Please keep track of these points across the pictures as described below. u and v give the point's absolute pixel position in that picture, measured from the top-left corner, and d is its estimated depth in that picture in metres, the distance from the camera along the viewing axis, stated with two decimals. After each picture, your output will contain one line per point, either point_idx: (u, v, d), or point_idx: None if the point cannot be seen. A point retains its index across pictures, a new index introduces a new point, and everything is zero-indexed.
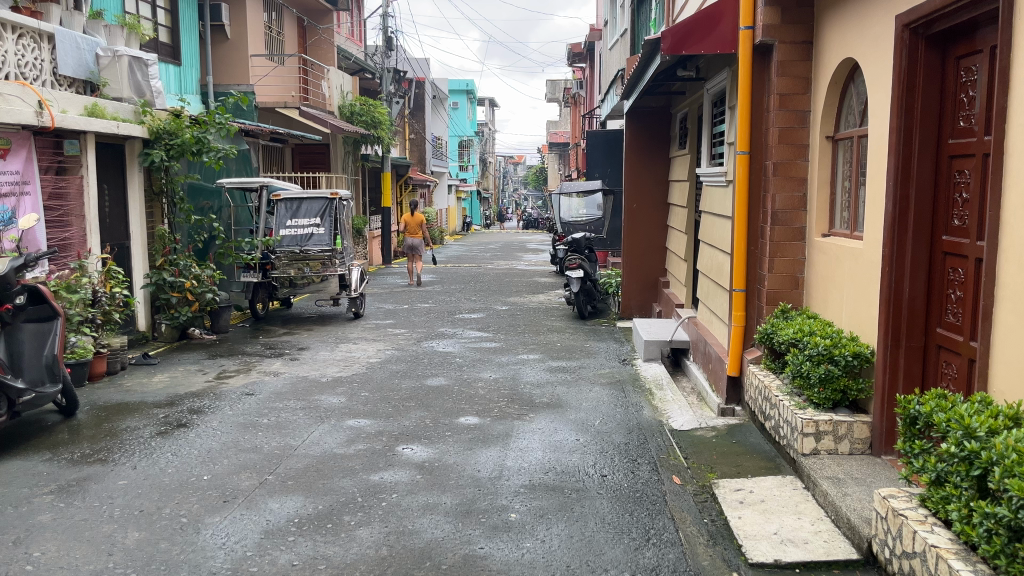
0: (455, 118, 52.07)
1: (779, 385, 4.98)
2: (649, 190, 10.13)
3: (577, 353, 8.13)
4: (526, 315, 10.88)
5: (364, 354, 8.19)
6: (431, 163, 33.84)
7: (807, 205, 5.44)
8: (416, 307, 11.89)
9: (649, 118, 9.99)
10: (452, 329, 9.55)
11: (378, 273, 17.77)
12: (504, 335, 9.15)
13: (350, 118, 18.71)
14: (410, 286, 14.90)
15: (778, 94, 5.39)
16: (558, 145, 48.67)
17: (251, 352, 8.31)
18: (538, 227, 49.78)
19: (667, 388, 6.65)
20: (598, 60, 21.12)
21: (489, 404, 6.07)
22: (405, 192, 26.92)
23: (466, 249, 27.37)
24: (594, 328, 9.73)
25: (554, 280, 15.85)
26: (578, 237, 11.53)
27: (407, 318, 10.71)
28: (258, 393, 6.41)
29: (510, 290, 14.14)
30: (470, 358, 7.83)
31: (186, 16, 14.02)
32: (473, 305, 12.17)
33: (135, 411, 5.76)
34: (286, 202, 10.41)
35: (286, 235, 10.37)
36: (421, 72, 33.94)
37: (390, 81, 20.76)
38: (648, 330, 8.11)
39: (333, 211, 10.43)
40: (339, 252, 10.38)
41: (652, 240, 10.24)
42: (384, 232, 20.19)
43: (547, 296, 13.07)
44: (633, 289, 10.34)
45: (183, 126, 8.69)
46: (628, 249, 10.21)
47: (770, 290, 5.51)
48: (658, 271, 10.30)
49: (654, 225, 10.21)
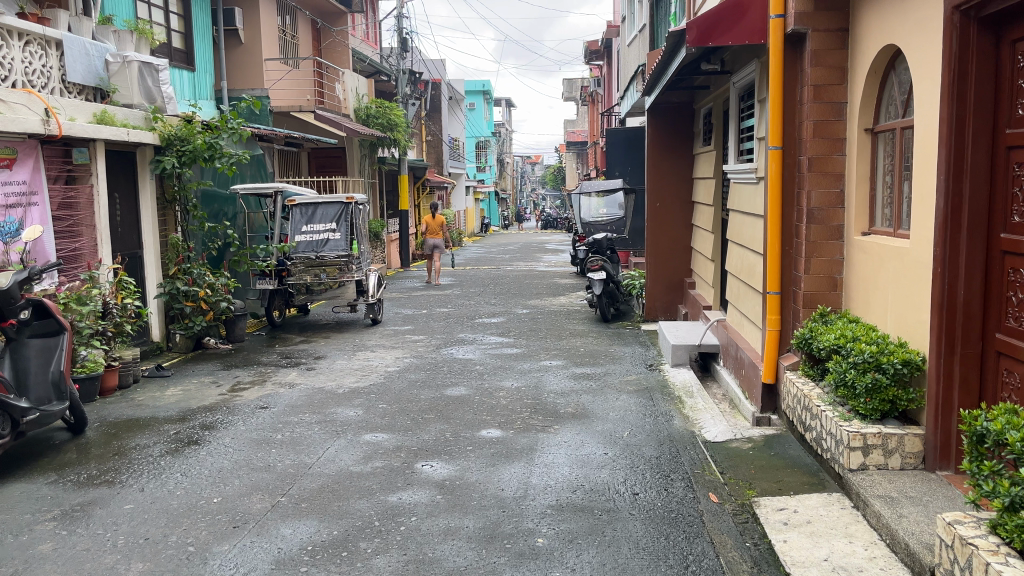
0: (472, 119, 51.87)
1: (821, 394, 4.67)
2: (673, 187, 9.84)
3: (602, 358, 7.86)
4: (547, 319, 10.62)
5: (382, 362, 7.96)
6: (448, 165, 33.65)
7: (845, 202, 5.13)
8: (435, 311, 11.66)
9: (672, 114, 9.70)
10: (472, 335, 9.31)
11: (397, 277, 17.59)
12: (526, 341, 8.90)
13: (366, 120, 18.55)
14: (429, 290, 14.69)
15: (812, 86, 5.08)
16: (576, 144, 48.33)
17: (267, 362, 8.12)
18: (558, 227, 49.46)
19: (698, 395, 6.36)
20: (616, 56, 20.79)
21: (511, 415, 5.82)
22: (422, 195, 26.77)
23: (484, 251, 27.15)
24: (617, 332, 9.45)
25: (575, 281, 15.57)
26: (600, 237, 11.25)
27: (426, 323, 10.48)
28: (272, 406, 6.20)
29: (531, 292, 13.87)
30: (491, 366, 7.58)
31: (200, 20, 14.00)
32: (493, 309, 11.93)
33: (145, 428, 5.57)
34: (301, 207, 10.20)
35: (301, 241, 10.12)
36: (437, 74, 33.76)
37: (406, 83, 20.58)
38: (675, 334, 7.82)
39: (349, 215, 10.21)
40: (356, 257, 10.15)
41: (677, 239, 9.94)
42: (402, 235, 20.01)
43: (568, 298, 12.81)
44: (658, 291, 10.03)
45: (195, 132, 8.52)
46: (652, 249, 9.92)
47: (807, 293, 5.21)
48: (683, 271, 9.99)
49: (679, 224, 9.90)
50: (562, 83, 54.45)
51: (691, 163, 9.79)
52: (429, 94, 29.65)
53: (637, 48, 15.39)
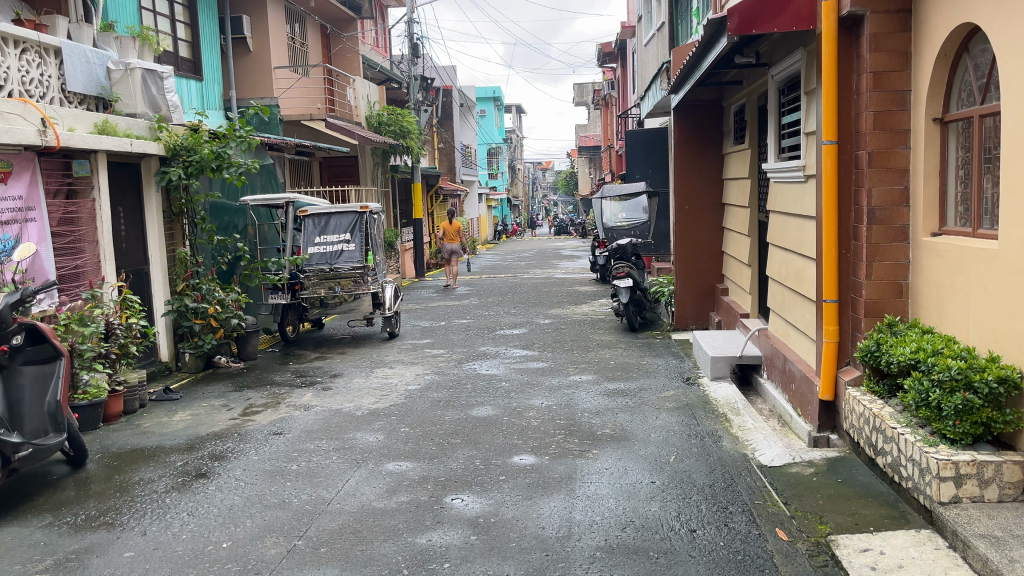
0: (483, 126, 51.53)
1: (894, 413, 4.20)
2: (701, 189, 9.37)
3: (635, 372, 7.40)
4: (571, 329, 10.16)
5: (402, 380, 7.51)
6: (461, 172, 33.27)
7: (910, 200, 4.66)
8: (453, 323, 11.22)
9: (700, 113, 9.28)
10: (494, 349, 8.87)
11: (412, 287, 17.19)
12: (552, 353, 8.45)
13: (378, 128, 18.18)
14: (446, 300, 14.27)
15: (871, 73, 4.62)
16: (589, 149, 47.88)
17: (280, 382, 7.70)
18: (572, 232, 49.01)
19: (745, 412, 5.88)
20: (632, 58, 20.32)
21: (545, 439, 5.36)
22: (436, 203, 26.41)
23: (500, 258, 26.73)
24: (647, 342, 8.98)
25: (596, 288, 15.10)
26: (624, 243, 10.78)
27: (446, 336, 10.05)
28: (286, 432, 5.77)
29: (551, 301, 13.41)
30: (517, 382, 7.13)
31: (207, 28, 13.69)
32: (514, 319, 11.49)
33: (150, 460, 5.16)
34: (313, 218, 9.79)
35: (314, 253, 9.72)
36: (448, 80, 33.41)
37: (418, 90, 20.23)
38: (712, 344, 7.36)
39: (364, 225, 9.82)
40: (372, 268, 9.74)
41: (707, 244, 9.46)
42: (416, 244, 19.63)
43: (590, 307, 12.35)
44: (689, 298, 9.54)
45: (201, 142, 8.15)
46: (680, 254, 9.47)
47: (869, 300, 4.73)
48: (715, 277, 9.50)
49: (709, 227, 9.44)
50: (573, 87, 54.08)
51: (721, 163, 9.34)
52: (441, 100, 29.30)
53: (656, 47, 14.92)
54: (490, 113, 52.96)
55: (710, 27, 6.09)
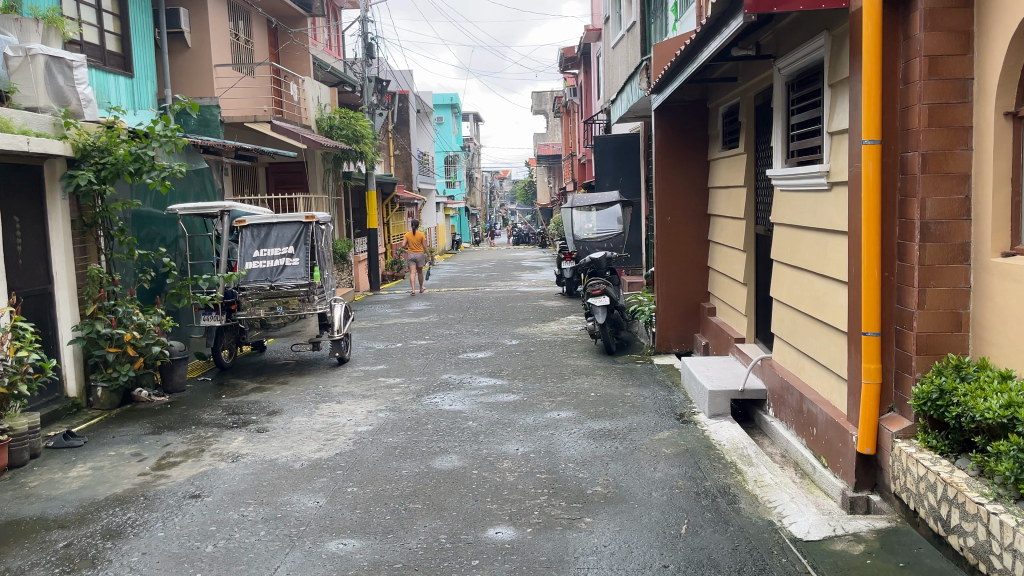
0: (440, 134, 50.56)
1: (971, 481, 3.34)
2: (683, 199, 8.54)
3: (620, 407, 6.48)
4: (542, 352, 9.21)
5: (351, 419, 6.46)
6: (418, 180, 32.20)
7: (973, 211, 3.80)
8: (411, 345, 10.18)
9: (685, 114, 8.47)
10: (458, 377, 7.86)
11: (366, 302, 16.10)
12: (522, 383, 7.49)
13: (329, 132, 16.97)
14: (402, 319, 13.22)
15: (925, 57, 3.76)
16: (547, 158, 47.19)
17: (209, 421, 6.61)
18: (531, 242, 48.21)
19: (757, 460, 4.99)
20: (597, 62, 19.54)
21: (524, 502, 4.39)
22: (392, 212, 25.31)
23: (459, 270, 25.69)
24: (627, 368, 8.07)
25: (563, 303, 14.21)
26: (598, 257, 9.87)
27: (402, 361, 9.02)
28: (207, 494, 4.71)
29: (517, 318, 12.45)
30: (486, 421, 6.14)
31: (138, 21, 12.52)
32: (478, 340, 10.50)
33: (24, 540, 4.06)
34: (252, 228, 8.70)
35: (252, 269, 8.63)
36: (405, 85, 32.36)
37: (374, 93, 19.17)
38: (706, 375, 6.47)
39: (309, 236, 8.75)
40: (318, 286, 8.71)
41: (690, 258, 8.61)
42: (370, 255, 18.54)
43: (559, 325, 11.42)
44: (672, 317, 8.65)
45: (117, 141, 7.05)
46: (661, 270, 8.58)
47: (921, 335, 3.86)
48: (699, 294, 8.65)
49: (692, 239, 8.60)
50: (532, 96, 53.45)
51: (706, 169, 8.53)
52: (398, 106, 28.24)
53: (625, 49, 14.11)
54: (448, 120, 52.06)
55: (715, 9, 5.24)
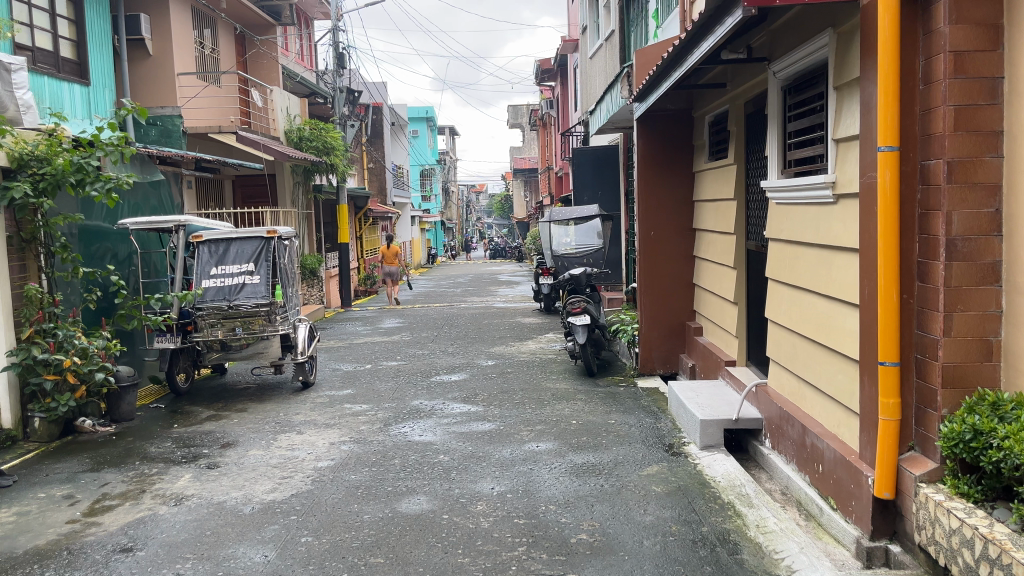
0: (415, 147, 50.09)
1: (1017, 539, 2.89)
2: (667, 213, 8.12)
3: (604, 437, 6.00)
4: (519, 374, 8.71)
5: (312, 452, 5.92)
6: (393, 193, 31.65)
7: (1004, 227, 3.38)
8: (380, 367, 9.64)
9: (669, 123, 8.07)
10: (430, 404, 7.33)
11: (336, 320, 15.51)
12: (498, 409, 6.98)
13: (299, 144, 16.44)
14: (373, 337, 12.66)
15: (950, 53, 3.34)
16: (524, 171, 46.84)
17: (155, 456, 6.02)
18: (507, 256, 47.75)
19: (758, 501, 4.53)
20: (575, 73, 19.16)
21: (501, 555, 3.88)
22: (365, 225, 24.73)
23: (433, 284, 25.13)
24: (610, 392, 7.59)
25: (540, 320, 13.73)
26: (578, 273, 9.38)
27: (370, 385, 8.48)
28: (140, 547, 4.15)
29: (493, 336, 11.94)
30: (458, 455, 5.62)
31: (96, 26, 11.92)
32: (452, 360, 9.98)
33: None
34: (209, 244, 8.15)
35: (209, 288, 8.03)
36: (379, 97, 31.86)
37: (345, 104, 18.63)
38: (696, 402, 6.01)
39: (271, 252, 8.17)
40: (280, 305, 8.10)
41: (675, 275, 8.18)
42: (341, 270, 17.97)
43: (537, 344, 10.93)
44: (657, 337, 8.19)
45: (58, 151, 6.52)
46: (645, 288, 8.14)
47: (948, 366, 3.43)
48: (684, 313, 8.21)
49: (677, 255, 8.16)
50: (508, 109, 53.18)
51: (691, 182, 8.13)
52: (372, 118, 27.71)
53: (604, 59, 13.73)
54: (423, 133, 51.61)
55: (706, 7, 4.83)
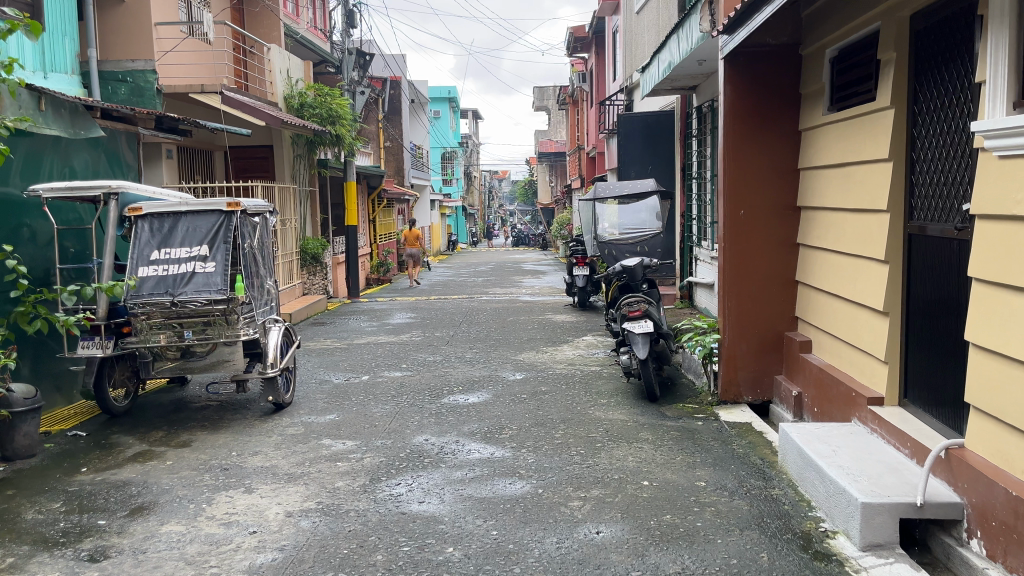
0: (436, 128, 47.94)
1: None
2: (762, 185, 6.05)
3: (699, 518, 3.95)
4: (558, 396, 6.66)
5: (256, 530, 3.91)
6: (411, 175, 29.57)
7: None
8: (379, 380, 7.63)
9: (767, 66, 5.98)
10: (438, 444, 5.29)
11: (340, 313, 13.54)
12: (533, 458, 4.93)
13: (299, 111, 14.41)
14: (378, 337, 10.64)
15: None
16: (549, 155, 44.60)
17: (25, 530, 4.03)
18: (530, 244, 45.62)
19: None
20: (615, 38, 16.96)
21: None
22: (379, 207, 22.68)
23: (452, 273, 23.04)
24: (688, 432, 5.52)
25: (575, 319, 11.64)
26: (632, 263, 7.27)
27: (363, 407, 6.47)
28: None
29: (521, 339, 9.87)
30: (477, 551, 3.57)
31: None
32: (471, 372, 7.94)
33: None
34: (151, 219, 6.11)
35: (148, 277, 5.95)
36: (397, 70, 29.70)
37: (356, 69, 16.51)
38: (841, 467, 3.94)
39: (232, 231, 6.14)
40: (242, 302, 6.04)
41: (771, 268, 6.08)
42: (349, 256, 16.02)
43: (575, 352, 8.84)
44: (745, 353, 6.11)
45: None
46: (730, 285, 6.07)
47: None
48: (783, 320, 6.12)
49: (773, 243, 6.07)
50: (534, 91, 50.93)
51: (797, 144, 6.02)
52: (388, 92, 25.58)
53: (657, 10, 11.51)
54: (444, 114, 49.42)
55: None
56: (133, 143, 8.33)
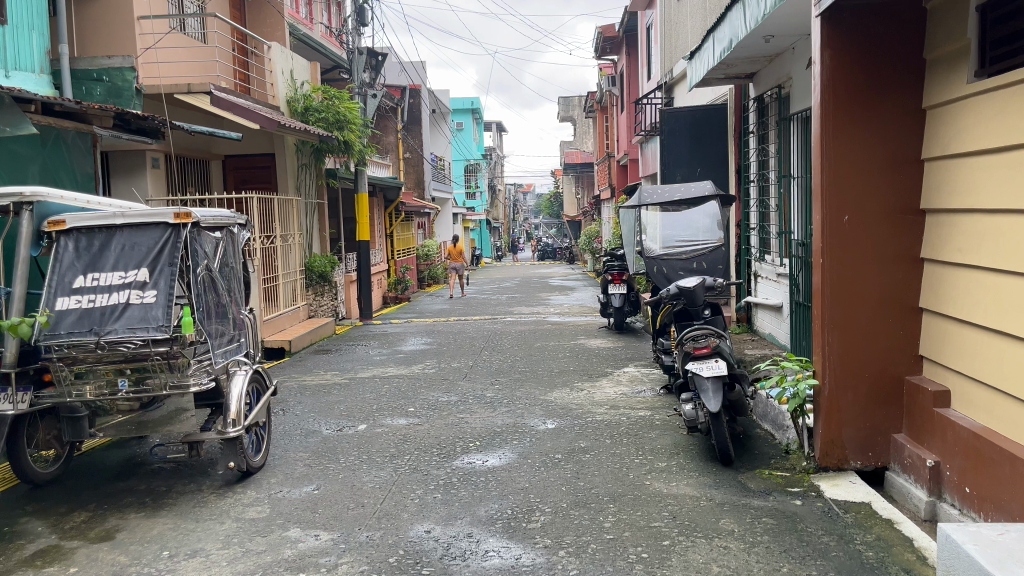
0: (458, 140, 46.73)
1: None
2: (873, 181, 4.56)
3: None
4: (604, 457, 5.18)
5: None
6: (431, 186, 28.29)
7: None
8: (379, 429, 6.21)
9: (877, 22, 4.50)
10: (442, 542, 3.84)
11: (348, 339, 12.18)
12: (575, 571, 3.46)
13: (304, 116, 13.09)
14: (385, 368, 9.23)
15: None
16: (576, 166, 43.15)
17: None
18: (557, 257, 44.18)
19: None
20: (650, 33, 15.55)
21: None
22: (397, 220, 21.37)
23: (475, 290, 21.64)
24: (787, 520, 4.01)
25: (614, 344, 10.16)
26: (691, 283, 5.76)
27: (352, 474, 5.03)
28: None
29: (551, 372, 8.42)
30: None
31: None
32: (490, 418, 6.49)
33: None
34: (78, 235, 4.75)
35: (70, 310, 4.57)
36: (416, 78, 28.44)
37: (368, 71, 15.21)
38: None
39: (179, 249, 4.74)
40: (192, 342, 4.63)
41: (887, 290, 4.58)
42: (361, 274, 14.71)
43: (617, 390, 7.37)
44: (852, 405, 4.61)
45: None
46: (831, 314, 4.59)
47: None
48: (904, 361, 4.60)
49: (888, 258, 4.57)
50: (559, 100, 49.58)
51: (919, 128, 4.53)
52: (406, 100, 24.29)
53: None
54: (467, 126, 48.21)
55: None
56: (82, 141, 7.17)
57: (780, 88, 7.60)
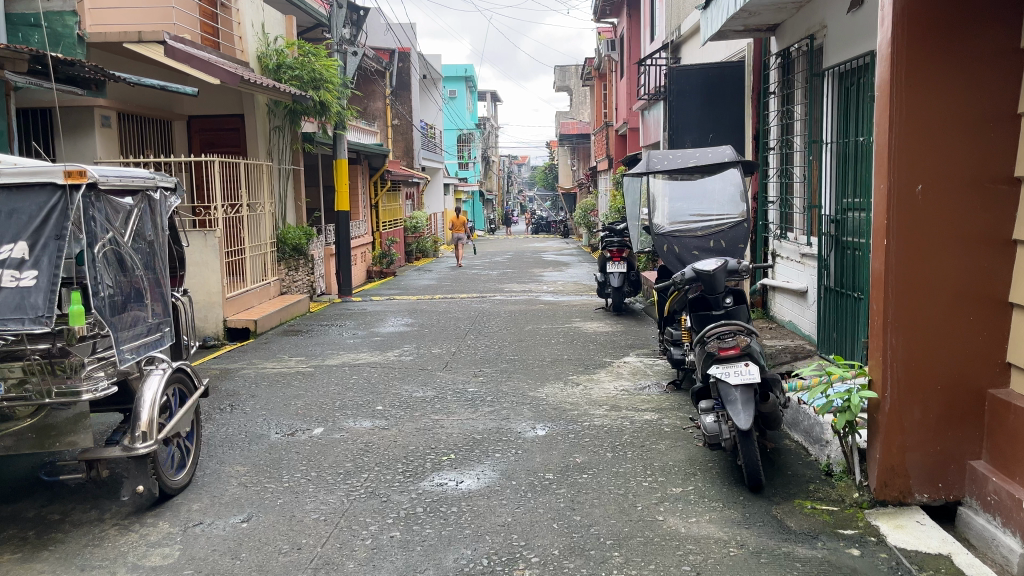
0: (451, 108, 45.39)
1: None
2: (953, 144, 3.58)
3: None
4: (605, 479, 4.23)
5: None
6: (420, 156, 27.13)
7: None
8: (336, 434, 5.24)
9: None
10: None
11: (323, 318, 11.20)
12: None
13: (276, 73, 11.98)
14: (357, 354, 8.25)
15: None
16: (572, 137, 41.92)
17: None
18: (551, 230, 43.12)
19: None
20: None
21: None
22: (383, 190, 20.28)
23: (465, 265, 20.62)
24: None
25: (613, 328, 9.20)
26: (710, 266, 4.79)
27: (292, 499, 4.07)
28: None
29: (542, 361, 7.45)
30: None
31: None
32: (470, 420, 5.52)
33: None
34: None
35: None
36: (406, 42, 27.17)
37: (349, 26, 14.05)
38: None
39: (70, 218, 3.71)
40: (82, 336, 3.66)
41: (967, 280, 3.61)
42: (340, 247, 13.69)
43: (618, 386, 6.41)
44: (920, 424, 3.66)
45: None
46: (895, 310, 3.62)
47: None
48: (986, 370, 3.63)
49: (970, 240, 3.60)
50: (555, 69, 48.19)
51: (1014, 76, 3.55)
52: (395, 63, 23.08)
53: None
54: (460, 94, 46.84)
55: None
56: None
57: (812, 39, 6.55)
